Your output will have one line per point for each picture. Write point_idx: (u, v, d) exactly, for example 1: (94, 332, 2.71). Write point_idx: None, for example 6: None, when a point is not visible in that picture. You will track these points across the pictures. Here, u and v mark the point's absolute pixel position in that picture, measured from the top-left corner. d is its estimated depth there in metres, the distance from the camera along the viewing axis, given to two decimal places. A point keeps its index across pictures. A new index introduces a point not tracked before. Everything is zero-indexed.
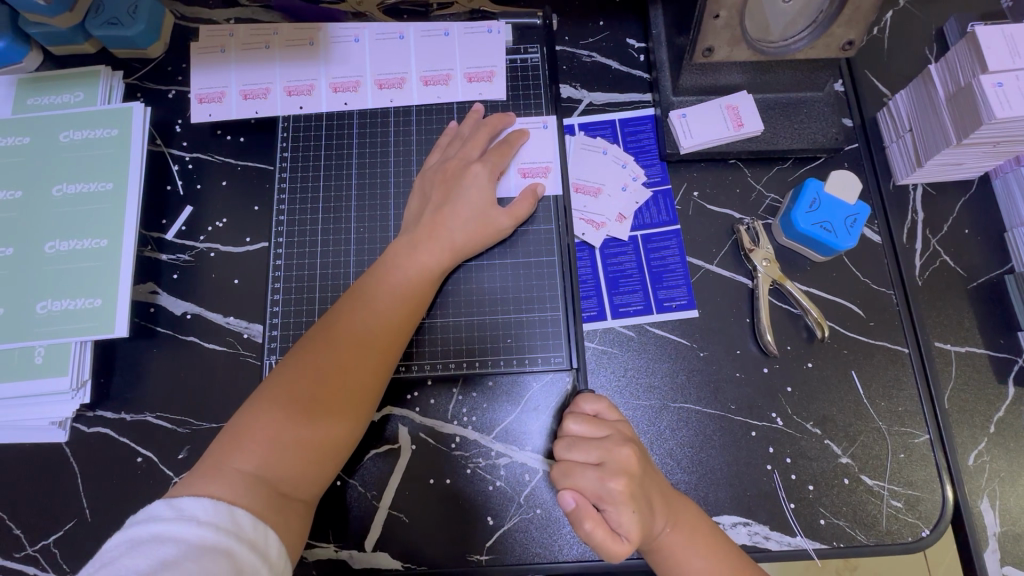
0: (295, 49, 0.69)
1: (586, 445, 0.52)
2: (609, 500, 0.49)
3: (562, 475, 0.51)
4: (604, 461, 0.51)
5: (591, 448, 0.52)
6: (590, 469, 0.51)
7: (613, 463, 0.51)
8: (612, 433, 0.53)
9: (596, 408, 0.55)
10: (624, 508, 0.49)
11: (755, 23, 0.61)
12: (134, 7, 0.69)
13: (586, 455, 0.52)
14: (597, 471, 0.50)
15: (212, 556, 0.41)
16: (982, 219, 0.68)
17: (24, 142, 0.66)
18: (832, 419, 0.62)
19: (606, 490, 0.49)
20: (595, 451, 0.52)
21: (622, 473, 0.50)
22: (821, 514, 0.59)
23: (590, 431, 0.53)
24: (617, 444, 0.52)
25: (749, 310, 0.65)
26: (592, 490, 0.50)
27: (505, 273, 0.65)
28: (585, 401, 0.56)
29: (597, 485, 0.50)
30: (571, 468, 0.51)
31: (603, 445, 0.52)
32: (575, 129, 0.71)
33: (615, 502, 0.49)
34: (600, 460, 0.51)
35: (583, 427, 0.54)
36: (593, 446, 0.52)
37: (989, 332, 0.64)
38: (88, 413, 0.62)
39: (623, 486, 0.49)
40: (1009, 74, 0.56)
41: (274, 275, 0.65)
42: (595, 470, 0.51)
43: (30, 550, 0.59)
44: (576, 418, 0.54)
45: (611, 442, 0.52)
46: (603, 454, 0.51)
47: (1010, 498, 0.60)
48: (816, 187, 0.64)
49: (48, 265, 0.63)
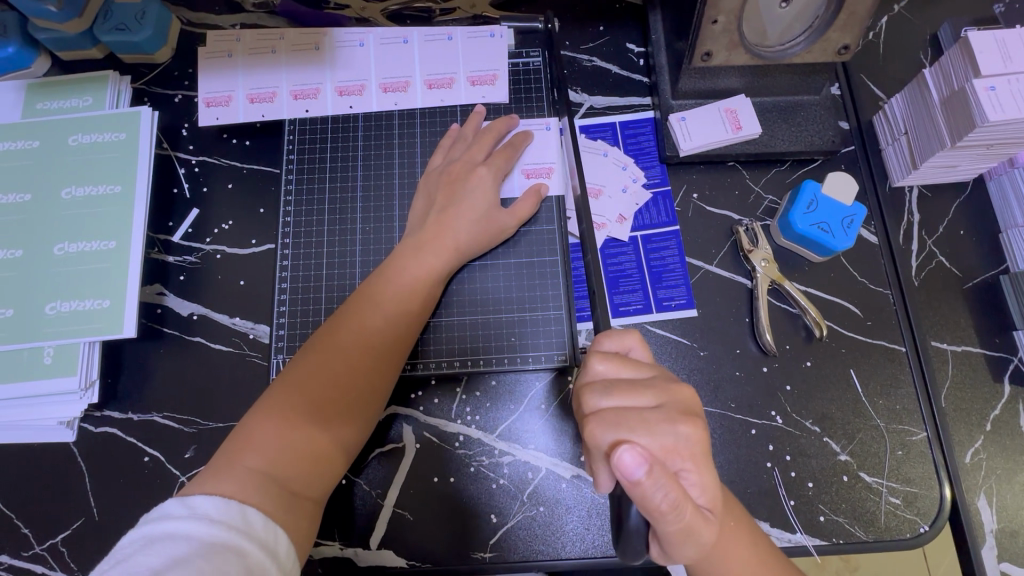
0: (301, 54, 0.70)
1: (633, 387, 0.47)
2: (683, 450, 0.44)
3: (620, 425, 0.44)
4: (664, 403, 0.46)
5: (644, 391, 0.46)
6: (653, 413, 0.45)
7: (673, 405, 0.46)
8: (654, 373, 0.48)
9: (625, 345, 0.50)
10: (696, 455, 0.44)
11: (753, 28, 0.62)
12: (141, 13, 0.71)
13: (639, 399, 0.46)
14: (662, 417, 0.45)
15: (224, 553, 0.42)
16: (976, 220, 0.69)
17: (33, 145, 0.67)
18: (830, 417, 0.63)
19: (678, 437, 0.44)
20: (652, 392, 0.46)
21: (689, 415, 0.46)
22: (821, 511, 0.60)
23: (627, 371, 0.48)
24: (669, 383, 0.47)
25: (748, 310, 0.66)
26: (661, 443, 0.44)
27: (508, 273, 0.65)
28: (609, 338, 0.50)
29: (668, 435, 0.44)
30: (629, 415, 0.45)
31: (656, 386, 0.47)
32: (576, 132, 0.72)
33: (688, 450, 0.44)
34: (657, 402, 0.46)
35: (613, 367, 0.48)
36: (642, 388, 0.46)
37: (984, 331, 0.65)
38: (95, 413, 0.63)
39: (696, 430, 0.45)
40: (1001, 78, 0.57)
41: (281, 276, 0.66)
42: (658, 415, 0.45)
43: (38, 549, 0.60)
44: (604, 357, 0.48)
45: (663, 381, 0.47)
46: (660, 396, 0.46)
47: (1007, 495, 0.61)
48: (814, 189, 0.65)
49: (57, 267, 0.64)
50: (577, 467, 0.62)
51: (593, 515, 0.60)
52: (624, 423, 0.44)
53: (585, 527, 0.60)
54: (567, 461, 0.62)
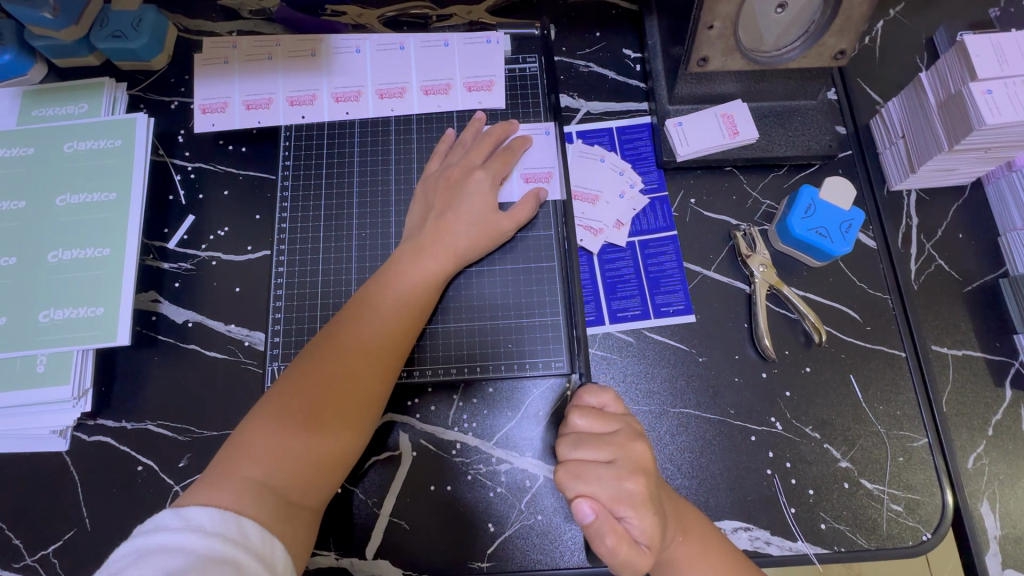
0: (296, 60, 0.70)
1: (597, 441, 0.51)
2: (630, 502, 0.48)
3: (576, 478, 0.49)
4: (618, 459, 0.50)
5: (603, 446, 0.50)
6: (605, 469, 0.49)
7: (627, 461, 0.50)
8: (621, 426, 0.52)
9: (602, 401, 0.54)
10: (641, 505, 0.48)
11: (749, 34, 0.62)
12: (138, 21, 0.71)
13: (599, 454, 0.50)
14: (613, 472, 0.49)
15: (218, 566, 0.42)
16: (975, 224, 0.69)
17: (28, 152, 0.67)
18: (831, 423, 0.62)
19: (624, 491, 0.48)
20: (609, 448, 0.50)
21: (639, 472, 0.49)
22: (822, 518, 0.59)
23: (599, 426, 0.52)
24: (629, 440, 0.51)
25: (746, 315, 0.66)
26: (609, 494, 0.48)
27: (506, 278, 0.65)
28: (588, 393, 0.54)
29: (612, 487, 0.48)
30: (584, 470, 0.49)
31: (615, 442, 0.51)
32: (572, 138, 0.72)
33: (632, 502, 0.48)
34: (613, 458, 0.50)
35: (589, 422, 0.52)
36: (603, 445, 0.50)
37: (984, 335, 0.65)
38: (88, 422, 0.62)
39: (641, 485, 0.49)
40: (997, 82, 0.57)
41: (276, 282, 0.65)
42: (609, 470, 0.49)
43: (30, 560, 0.59)
44: (582, 412, 0.52)
45: (625, 438, 0.51)
46: (616, 452, 0.50)
47: (1010, 501, 0.60)
48: (812, 194, 0.65)
49: (52, 274, 0.63)
50: None
51: None
52: (581, 475, 0.49)
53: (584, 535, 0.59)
54: None
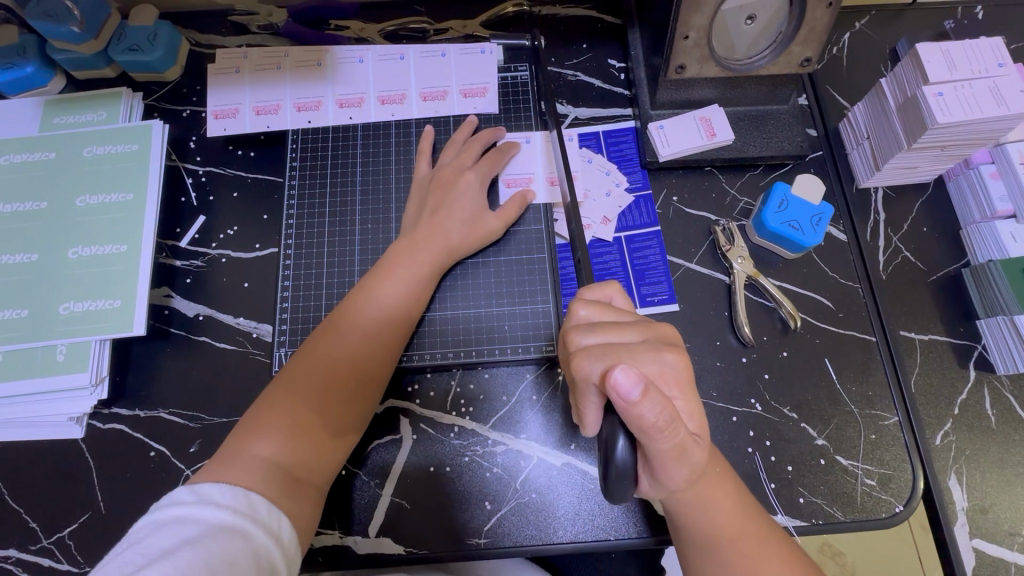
0: (304, 70, 0.75)
1: (618, 326, 0.50)
2: (673, 377, 0.48)
3: (609, 355, 0.47)
4: (647, 339, 0.49)
5: (628, 329, 0.49)
6: (641, 346, 0.48)
7: (657, 339, 0.50)
8: (635, 316, 0.52)
9: (607, 296, 0.54)
10: (681, 379, 0.48)
11: (721, 43, 0.67)
12: (153, 35, 0.75)
13: (624, 336, 0.49)
14: (648, 348, 0.48)
15: (230, 536, 0.44)
16: (938, 218, 0.73)
17: (49, 157, 0.71)
18: (807, 403, 0.66)
19: (666, 364, 0.48)
20: (637, 330, 0.50)
21: (673, 347, 0.49)
22: (800, 493, 0.63)
23: (608, 315, 0.51)
24: (651, 323, 0.51)
25: (727, 304, 0.70)
26: (653, 369, 0.47)
27: (498, 271, 0.69)
28: (592, 289, 0.54)
29: (655, 363, 0.47)
30: (619, 349, 0.48)
31: (639, 325, 0.50)
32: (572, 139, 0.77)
33: (676, 378, 0.48)
34: (641, 338, 0.49)
35: (595, 312, 0.51)
36: (624, 327, 0.50)
37: (948, 320, 0.69)
38: (103, 410, 0.65)
39: (681, 358, 0.48)
40: (946, 85, 0.63)
41: (284, 275, 0.69)
42: (644, 345, 0.48)
43: (46, 542, 0.61)
44: (586, 303, 0.51)
45: (645, 322, 0.51)
46: (644, 333, 0.50)
47: (976, 474, 0.64)
48: (784, 190, 0.70)
49: (71, 270, 0.67)
50: (567, 455, 0.64)
51: (583, 500, 0.63)
52: (611, 352, 0.47)
53: (575, 511, 0.62)
54: (558, 450, 0.64)
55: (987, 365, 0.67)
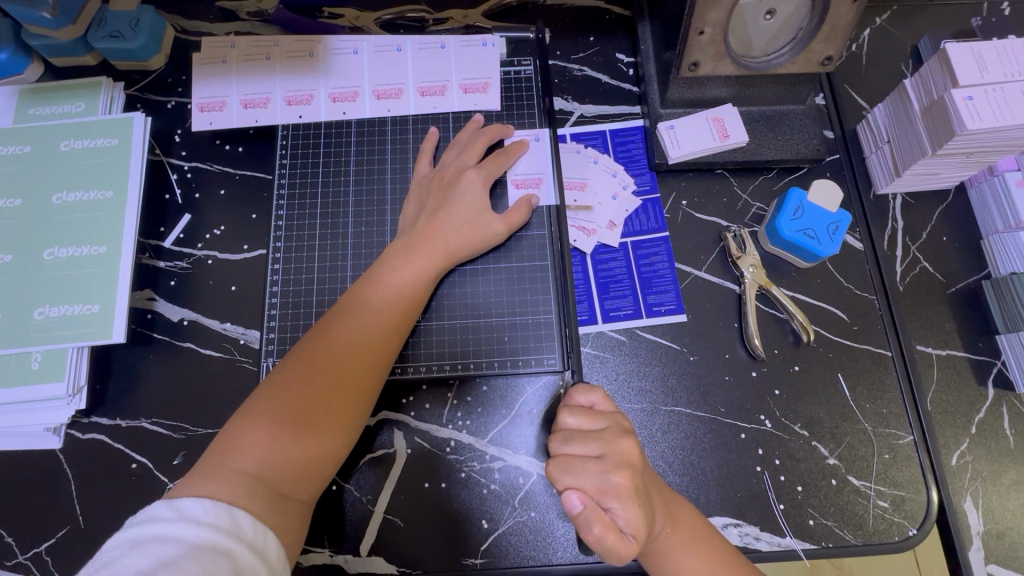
0: (295, 61, 0.70)
1: (587, 437, 0.51)
2: (614, 494, 0.48)
3: (566, 471, 0.49)
4: (606, 454, 0.50)
5: (592, 441, 0.50)
6: (592, 463, 0.49)
7: (613, 456, 0.50)
8: (610, 424, 0.52)
9: (591, 399, 0.54)
10: (627, 498, 0.48)
11: (738, 39, 0.63)
12: (135, 21, 0.71)
13: (588, 449, 0.50)
14: (598, 466, 0.49)
15: (212, 556, 0.42)
16: (959, 226, 0.70)
17: (24, 151, 0.67)
18: (819, 421, 0.63)
19: (609, 484, 0.48)
20: (597, 444, 0.50)
21: (625, 466, 0.49)
22: (810, 514, 0.60)
23: (588, 424, 0.52)
24: (617, 435, 0.51)
25: (736, 314, 0.67)
26: (595, 487, 0.48)
27: (500, 277, 0.66)
28: (579, 392, 0.54)
29: (599, 482, 0.48)
30: (573, 463, 0.49)
31: (604, 437, 0.51)
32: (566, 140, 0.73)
33: (618, 495, 0.48)
34: (602, 453, 0.50)
35: (579, 420, 0.52)
36: (591, 443, 0.50)
37: (968, 335, 0.66)
38: (82, 419, 0.62)
39: (627, 479, 0.49)
40: (977, 88, 0.59)
41: (272, 279, 0.66)
42: (597, 463, 0.49)
43: (22, 558, 0.59)
44: (572, 410, 0.52)
45: (612, 433, 0.51)
46: (604, 448, 0.50)
47: (992, 498, 0.61)
48: (800, 196, 0.66)
49: (47, 271, 0.64)
50: None
51: None
52: (569, 468, 0.49)
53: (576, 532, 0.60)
54: None
55: (1006, 383, 0.65)
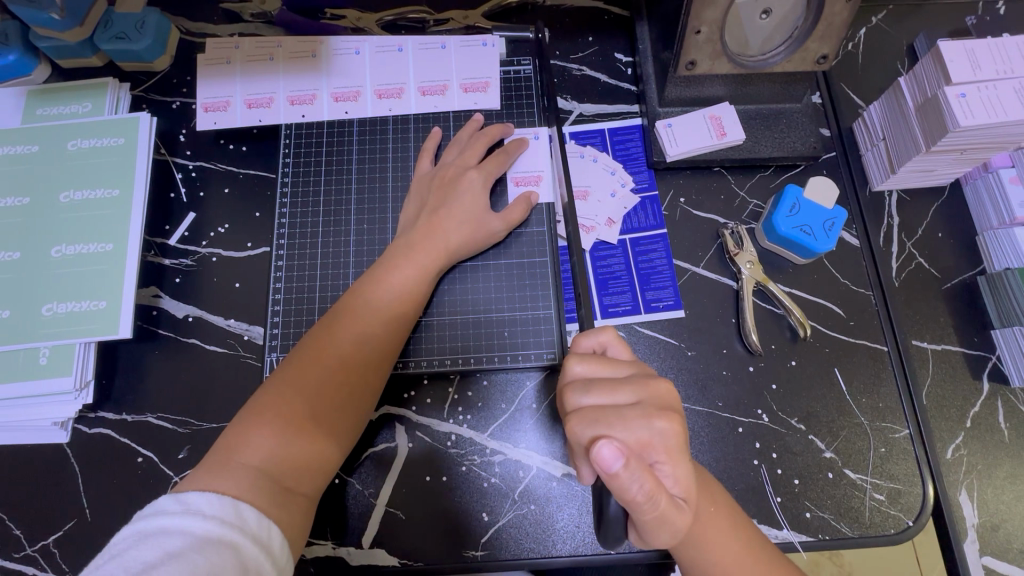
0: (297, 62, 0.72)
1: (612, 385, 0.48)
2: (660, 445, 0.45)
3: (599, 421, 0.46)
4: (642, 400, 0.47)
5: (622, 389, 0.48)
6: (630, 410, 0.46)
7: (650, 401, 0.47)
8: (633, 370, 0.50)
9: (602, 343, 0.52)
10: (673, 449, 0.45)
11: (735, 38, 0.64)
12: (141, 23, 0.72)
13: (617, 397, 0.47)
14: (638, 413, 0.46)
15: (218, 549, 0.43)
16: (954, 223, 0.71)
17: (32, 150, 0.68)
18: (815, 414, 0.64)
19: (654, 433, 0.45)
20: (630, 390, 0.48)
21: (668, 411, 0.46)
22: (807, 507, 0.61)
23: (606, 371, 0.50)
24: (647, 379, 0.48)
25: (734, 310, 0.68)
26: (638, 437, 0.45)
27: (500, 275, 0.67)
28: (587, 338, 0.52)
29: (644, 430, 0.45)
30: (609, 412, 0.46)
31: (635, 383, 0.48)
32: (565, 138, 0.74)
33: (665, 446, 0.45)
34: (635, 399, 0.47)
35: (590, 367, 0.50)
36: (620, 389, 0.48)
37: (963, 330, 0.67)
38: (89, 414, 0.63)
39: (672, 424, 0.46)
40: (970, 86, 0.60)
41: (276, 276, 0.66)
42: (633, 410, 0.46)
43: (30, 550, 0.60)
44: (583, 358, 0.50)
45: (640, 377, 0.49)
46: (638, 393, 0.47)
47: (988, 491, 0.62)
48: (796, 193, 0.67)
49: (54, 269, 0.65)
50: (568, 465, 0.62)
51: (583, 512, 0.61)
52: (602, 418, 0.46)
53: (576, 524, 0.61)
54: (558, 460, 0.63)
55: (1001, 377, 0.65)
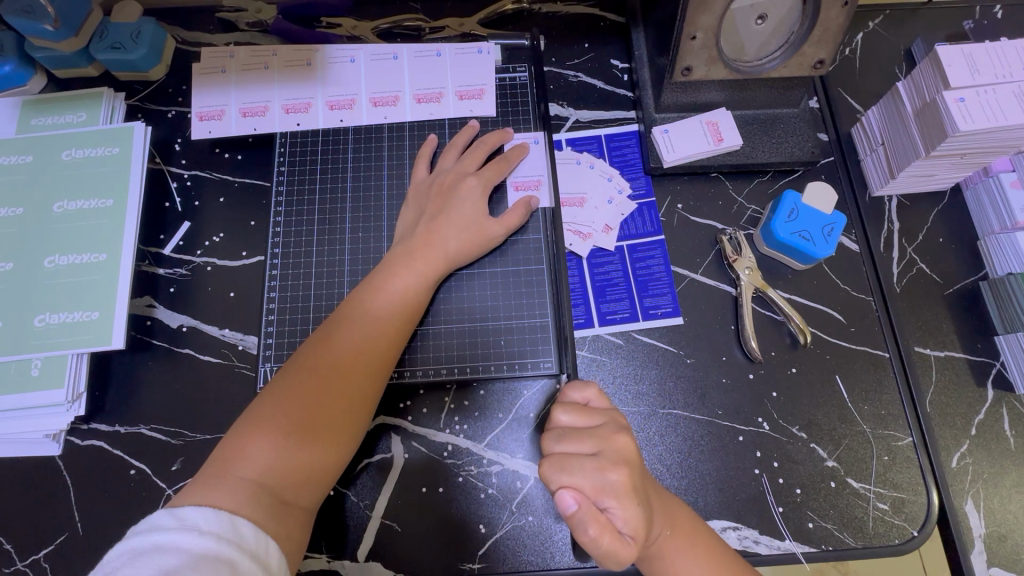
0: (293, 70, 0.71)
1: (580, 434, 0.51)
2: (612, 492, 0.48)
3: (561, 470, 0.49)
4: (602, 451, 0.50)
5: (586, 438, 0.51)
6: (587, 460, 0.49)
7: (609, 453, 0.50)
8: (605, 421, 0.52)
9: (586, 396, 0.54)
10: (624, 495, 0.48)
11: (730, 43, 0.64)
12: (137, 33, 0.72)
13: (582, 446, 0.50)
14: (595, 463, 0.49)
15: (213, 565, 0.42)
16: (956, 227, 0.70)
17: (27, 160, 0.68)
18: (817, 423, 0.63)
19: (608, 482, 0.48)
20: (592, 441, 0.51)
21: (623, 464, 0.49)
22: (809, 517, 0.60)
23: (583, 421, 0.52)
24: (612, 432, 0.51)
25: (733, 317, 0.67)
26: (592, 485, 0.48)
27: (498, 282, 0.66)
28: (573, 389, 0.54)
29: (595, 479, 0.48)
30: (569, 461, 0.49)
31: (599, 435, 0.51)
32: (561, 145, 0.74)
33: (615, 493, 0.48)
34: (597, 450, 0.50)
35: (573, 417, 0.53)
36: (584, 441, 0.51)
37: (966, 336, 0.66)
38: (82, 426, 0.63)
39: (625, 476, 0.49)
40: (968, 90, 0.59)
41: (270, 284, 0.66)
42: (593, 461, 0.49)
43: (20, 564, 0.59)
44: (566, 408, 0.53)
45: (607, 430, 0.51)
46: (599, 445, 0.50)
47: (994, 500, 0.61)
48: (794, 198, 0.66)
49: (47, 279, 0.64)
50: None
51: None
52: (565, 466, 0.49)
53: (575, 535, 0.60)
54: None
55: (1006, 384, 0.64)
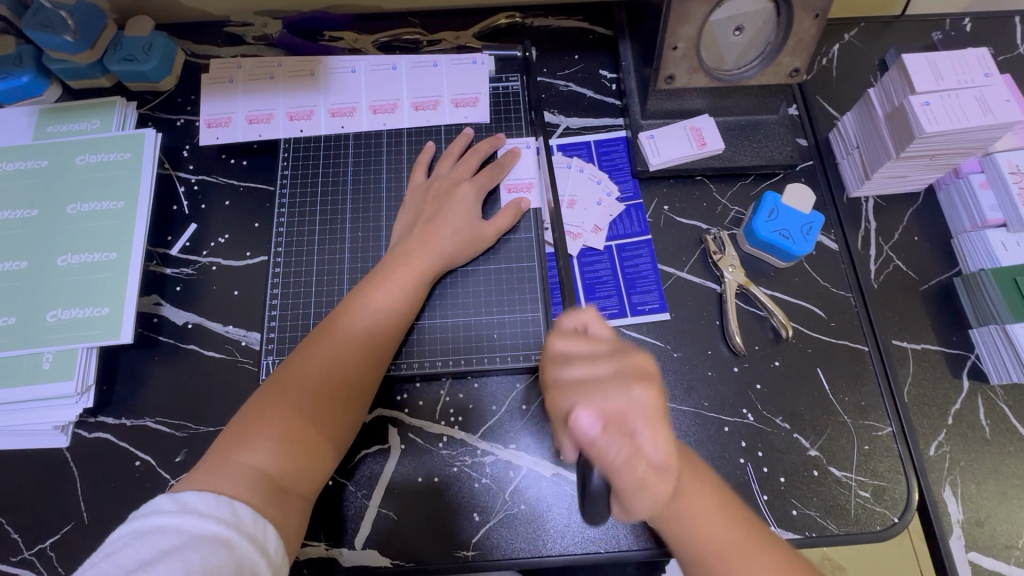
0: (296, 80, 0.75)
1: (590, 359, 0.49)
2: (638, 411, 0.46)
3: (580, 395, 0.47)
4: (618, 369, 0.48)
5: (599, 362, 0.49)
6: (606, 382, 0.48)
7: (627, 370, 0.48)
8: (611, 343, 0.50)
9: (583, 323, 0.52)
10: (651, 412, 0.46)
11: (710, 53, 0.68)
12: (149, 45, 0.76)
13: (595, 369, 0.49)
14: (616, 383, 0.47)
15: (213, 546, 0.44)
16: (930, 227, 0.73)
17: (42, 165, 0.71)
18: (800, 414, 0.65)
19: (632, 401, 0.46)
20: (607, 365, 0.49)
21: (644, 379, 0.48)
22: (793, 505, 0.62)
23: (586, 346, 0.50)
24: (623, 352, 0.49)
25: (717, 312, 0.70)
26: (619, 405, 0.46)
27: (491, 279, 0.69)
28: (570, 318, 0.53)
29: (622, 398, 0.47)
30: (587, 386, 0.48)
31: (611, 356, 0.49)
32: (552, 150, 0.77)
33: (645, 412, 0.46)
34: (613, 370, 0.49)
35: (575, 344, 0.50)
36: (597, 368, 0.49)
37: (941, 330, 0.69)
38: (89, 418, 0.65)
39: (650, 393, 0.47)
40: (933, 95, 0.63)
41: (273, 282, 0.69)
42: (611, 380, 0.48)
43: (27, 554, 0.61)
44: (565, 335, 0.51)
45: (617, 352, 0.49)
46: (616, 363, 0.49)
47: (971, 486, 0.63)
48: (774, 199, 0.70)
49: (60, 277, 0.67)
50: (557, 465, 0.64)
51: (573, 511, 0.62)
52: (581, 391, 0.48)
53: (566, 523, 0.61)
54: (548, 460, 0.64)
55: (980, 375, 0.67)
